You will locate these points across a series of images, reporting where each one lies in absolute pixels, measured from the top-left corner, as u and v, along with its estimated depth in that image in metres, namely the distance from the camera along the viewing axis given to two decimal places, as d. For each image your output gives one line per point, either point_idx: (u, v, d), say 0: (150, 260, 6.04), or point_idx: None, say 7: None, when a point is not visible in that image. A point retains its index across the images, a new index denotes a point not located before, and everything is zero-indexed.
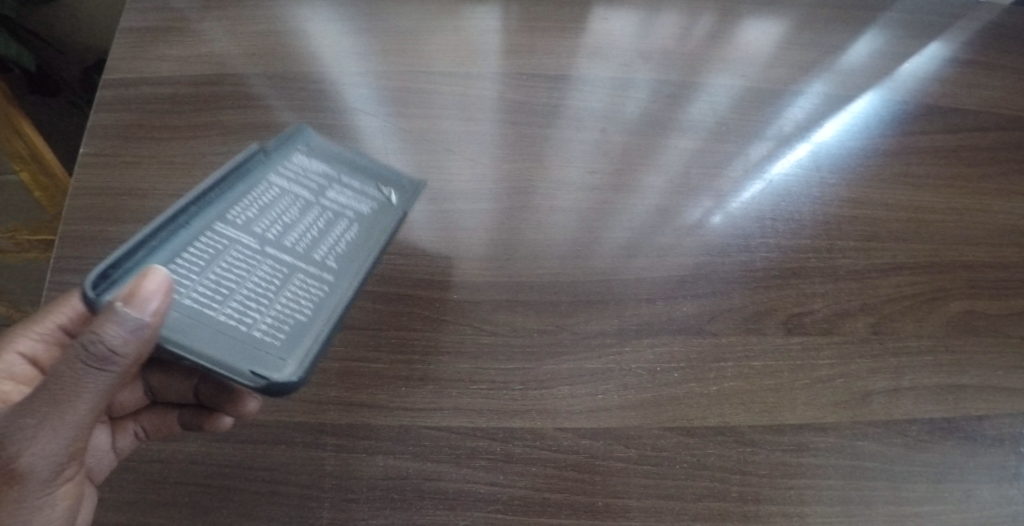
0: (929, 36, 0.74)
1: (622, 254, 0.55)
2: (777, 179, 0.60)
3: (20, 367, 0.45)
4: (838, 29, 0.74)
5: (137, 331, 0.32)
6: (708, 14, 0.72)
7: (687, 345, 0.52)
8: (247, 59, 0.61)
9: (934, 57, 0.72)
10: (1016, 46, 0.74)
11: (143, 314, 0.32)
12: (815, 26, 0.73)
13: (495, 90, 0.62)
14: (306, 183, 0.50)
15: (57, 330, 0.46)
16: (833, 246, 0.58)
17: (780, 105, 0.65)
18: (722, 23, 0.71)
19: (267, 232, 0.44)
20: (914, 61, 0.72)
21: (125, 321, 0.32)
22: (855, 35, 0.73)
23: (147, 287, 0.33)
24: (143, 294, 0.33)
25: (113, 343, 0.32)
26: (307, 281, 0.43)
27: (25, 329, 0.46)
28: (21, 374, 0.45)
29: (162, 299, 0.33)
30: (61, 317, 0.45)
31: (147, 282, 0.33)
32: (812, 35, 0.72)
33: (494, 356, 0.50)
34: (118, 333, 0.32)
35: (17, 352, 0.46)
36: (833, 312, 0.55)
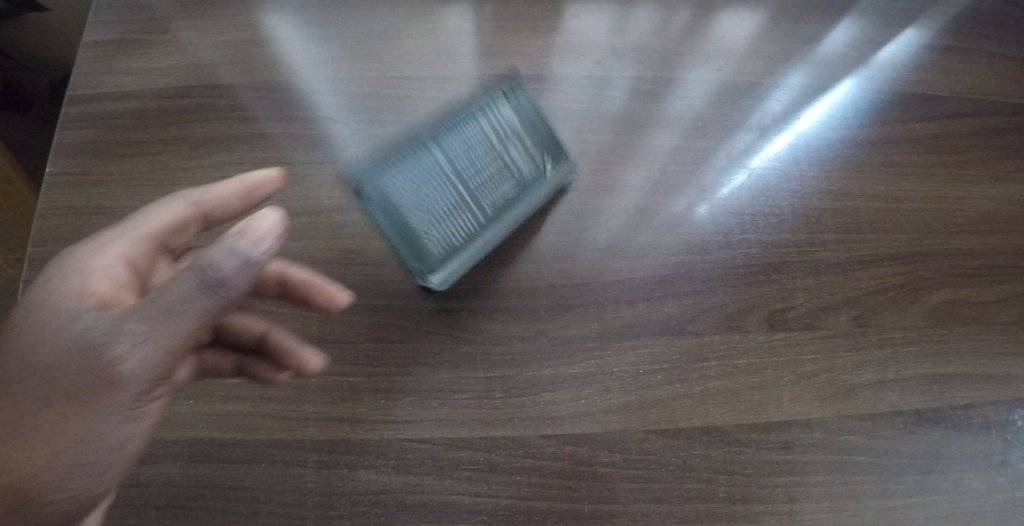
0: (919, 13, 0.72)
1: (602, 255, 0.54)
2: (757, 174, 0.59)
3: (118, 269, 0.41)
4: (825, 7, 0.71)
5: (245, 262, 0.34)
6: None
7: (670, 346, 0.51)
8: (214, 71, 0.60)
9: (919, 36, 0.70)
10: (1001, 23, 0.72)
11: (253, 247, 0.34)
12: (800, 8, 0.70)
13: (469, 92, 0.59)
14: (509, 123, 0.54)
15: (153, 237, 0.44)
16: (814, 239, 0.57)
17: (760, 98, 0.64)
18: (702, 9, 0.68)
19: (455, 162, 0.51)
20: (897, 43, 0.70)
21: (239, 249, 0.34)
22: (841, 16, 0.70)
23: (259, 226, 0.35)
24: (256, 230, 0.35)
25: (228, 267, 0.33)
26: (468, 220, 0.51)
27: (112, 234, 0.42)
28: (119, 276, 0.40)
29: (273, 242, 0.35)
30: (162, 226, 0.44)
31: (262, 224, 0.35)
32: (796, 18, 0.69)
33: (474, 365, 0.49)
34: (233, 259, 0.34)
35: (115, 256, 0.41)
36: (816, 306, 0.55)
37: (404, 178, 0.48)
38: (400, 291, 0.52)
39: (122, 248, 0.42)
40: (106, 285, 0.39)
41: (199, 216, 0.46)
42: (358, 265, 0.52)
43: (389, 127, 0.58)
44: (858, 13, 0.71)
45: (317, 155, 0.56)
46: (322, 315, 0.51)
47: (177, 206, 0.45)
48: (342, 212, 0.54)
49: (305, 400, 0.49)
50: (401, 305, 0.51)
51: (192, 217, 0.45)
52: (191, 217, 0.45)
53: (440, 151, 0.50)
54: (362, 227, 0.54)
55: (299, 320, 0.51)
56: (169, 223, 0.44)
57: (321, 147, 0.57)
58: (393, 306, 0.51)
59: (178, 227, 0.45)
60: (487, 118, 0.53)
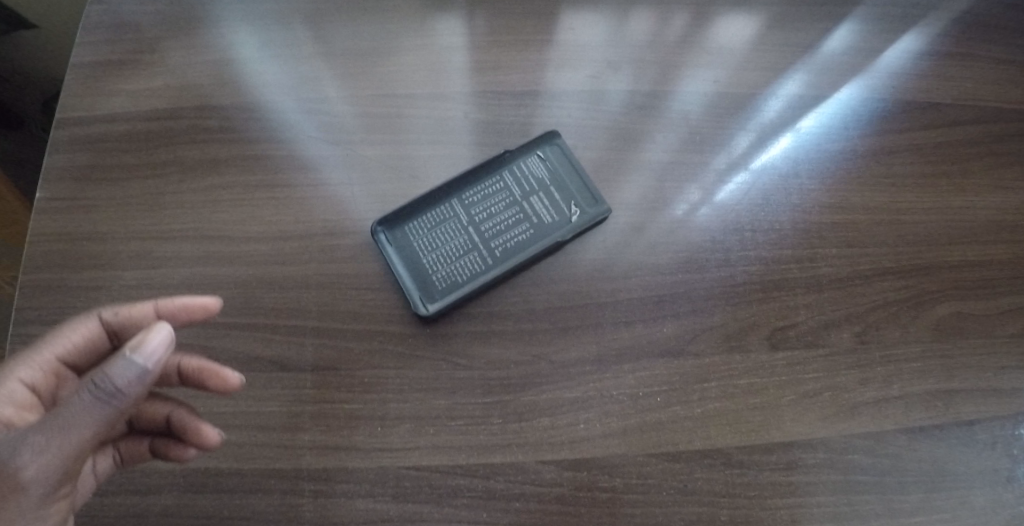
0: (924, 13, 0.69)
1: (599, 275, 0.53)
2: (757, 188, 0.58)
3: (21, 394, 0.44)
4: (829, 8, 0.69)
5: (140, 373, 0.35)
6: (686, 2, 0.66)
7: (670, 367, 0.51)
8: (202, 91, 0.59)
9: (925, 38, 0.68)
10: (1011, 19, 0.70)
11: (146, 357, 0.35)
12: (803, 9, 0.68)
13: (462, 110, 0.59)
14: (536, 174, 0.55)
15: (58, 357, 0.46)
16: (815, 255, 0.56)
17: (759, 109, 0.62)
18: (701, 14, 0.66)
19: (476, 211, 0.54)
20: (902, 45, 0.68)
21: (132, 362, 0.34)
22: (845, 17, 0.68)
23: (152, 336, 0.35)
24: (150, 341, 0.35)
25: (121, 381, 0.34)
26: (478, 259, 0.51)
27: (23, 357, 0.45)
28: (23, 399, 0.44)
29: (165, 348, 0.35)
30: (65, 344, 0.46)
31: (154, 333, 0.35)
32: (799, 21, 0.67)
33: (471, 390, 0.49)
34: (125, 372, 0.34)
35: (21, 381, 0.44)
36: (817, 323, 0.54)
37: (421, 224, 0.53)
38: (395, 316, 0.51)
39: (36, 370, 0.45)
40: (7, 409, 0.42)
41: (110, 335, 0.47)
42: (352, 289, 0.51)
43: (382, 147, 0.57)
44: (862, 15, 0.68)
45: (309, 178, 0.56)
46: (316, 342, 0.50)
47: (85, 326, 0.46)
48: (336, 234, 0.53)
49: (301, 428, 0.48)
50: (396, 330, 0.50)
51: (100, 337, 0.46)
52: (101, 336, 0.46)
53: (461, 200, 0.54)
54: (356, 250, 0.53)
55: (293, 346, 0.50)
56: (75, 344, 0.46)
57: (312, 170, 0.56)
58: (388, 331, 0.50)
59: (88, 348, 0.46)
60: (513, 170, 0.55)
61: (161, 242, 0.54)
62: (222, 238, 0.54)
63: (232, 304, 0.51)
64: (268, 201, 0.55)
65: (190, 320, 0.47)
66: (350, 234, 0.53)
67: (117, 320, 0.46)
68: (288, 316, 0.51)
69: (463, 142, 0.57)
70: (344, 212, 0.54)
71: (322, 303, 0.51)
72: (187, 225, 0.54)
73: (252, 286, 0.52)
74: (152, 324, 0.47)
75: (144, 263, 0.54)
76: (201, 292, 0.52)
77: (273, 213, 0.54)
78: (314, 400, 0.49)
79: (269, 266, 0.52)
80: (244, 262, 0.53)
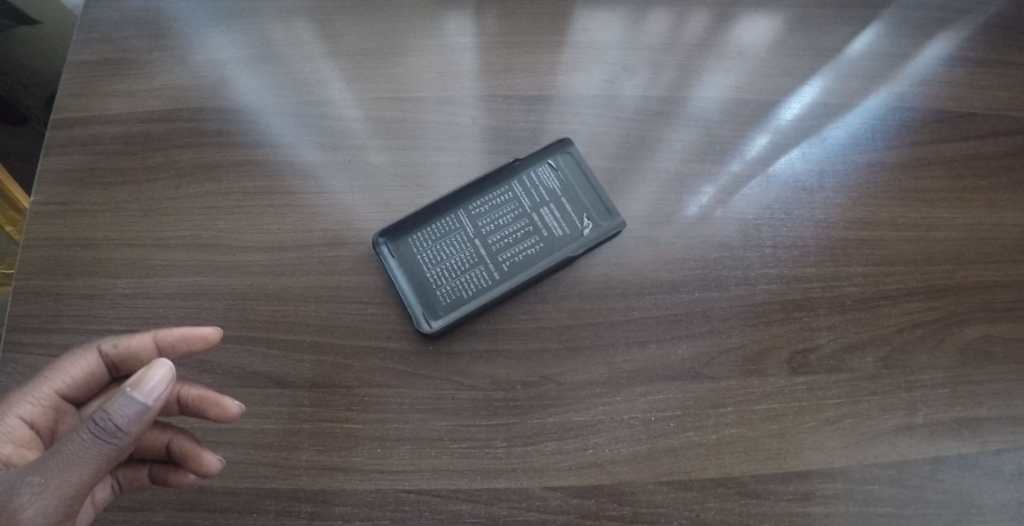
0: (958, 16, 0.66)
1: (611, 293, 0.50)
2: (779, 201, 0.55)
3: (20, 430, 0.42)
4: (856, 11, 0.65)
5: (139, 412, 0.34)
6: (707, 3, 0.63)
7: (684, 391, 0.48)
8: (201, 92, 0.57)
9: (958, 43, 0.65)
10: None
11: (145, 395, 0.34)
12: (830, 12, 0.65)
13: (470, 116, 0.56)
14: (547, 185, 0.53)
15: (56, 391, 0.44)
16: (838, 274, 0.54)
17: (782, 117, 0.59)
18: (722, 16, 0.63)
19: (483, 222, 0.51)
20: (935, 51, 0.64)
21: (131, 400, 0.34)
22: (874, 20, 0.65)
23: (152, 374, 0.34)
24: (150, 379, 0.34)
25: (119, 419, 0.33)
26: (485, 274, 0.49)
27: (20, 393, 0.43)
28: (22, 437, 0.42)
29: (166, 387, 0.34)
30: (62, 379, 0.44)
31: (154, 371, 0.34)
32: (826, 25, 0.64)
33: (475, 412, 0.47)
34: (123, 411, 0.33)
35: (19, 417, 0.42)
36: (840, 346, 0.51)
37: (425, 235, 0.51)
38: (397, 331, 0.49)
39: (35, 405, 0.43)
40: (7, 447, 0.41)
41: (110, 367, 0.46)
42: (353, 303, 0.49)
43: (386, 154, 0.55)
44: (893, 18, 0.65)
45: (310, 184, 0.54)
46: (315, 357, 0.48)
47: (85, 358, 0.45)
48: (337, 244, 0.51)
49: (298, 447, 0.46)
50: (398, 346, 0.48)
51: (100, 369, 0.46)
52: (101, 368, 0.46)
53: (468, 211, 0.52)
54: (358, 261, 0.51)
55: (291, 361, 0.48)
56: (75, 378, 0.45)
57: (314, 176, 0.54)
58: (390, 348, 0.48)
59: (87, 381, 0.45)
60: (523, 180, 0.53)
61: (155, 249, 0.52)
62: (218, 246, 0.52)
63: (229, 316, 0.49)
64: (267, 209, 0.53)
65: (189, 351, 0.46)
66: (352, 245, 0.51)
67: (117, 353, 0.45)
68: (286, 329, 0.49)
69: (471, 149, 0.55)
70: (346, 221, 0.52)
71: (321, 317, 0.49)
72: (183, 232, 0.52)
73: (250, 297, 0.50)
74: (150, 355, 0.45)
75: (138, 270, 0.52)
76: (196, 303, 0.50)
77: (273, 221, 0.52)
78: (311, 419, 0.47)
79: (267, 277, 0.50)
80: (242, 272, 0.51)
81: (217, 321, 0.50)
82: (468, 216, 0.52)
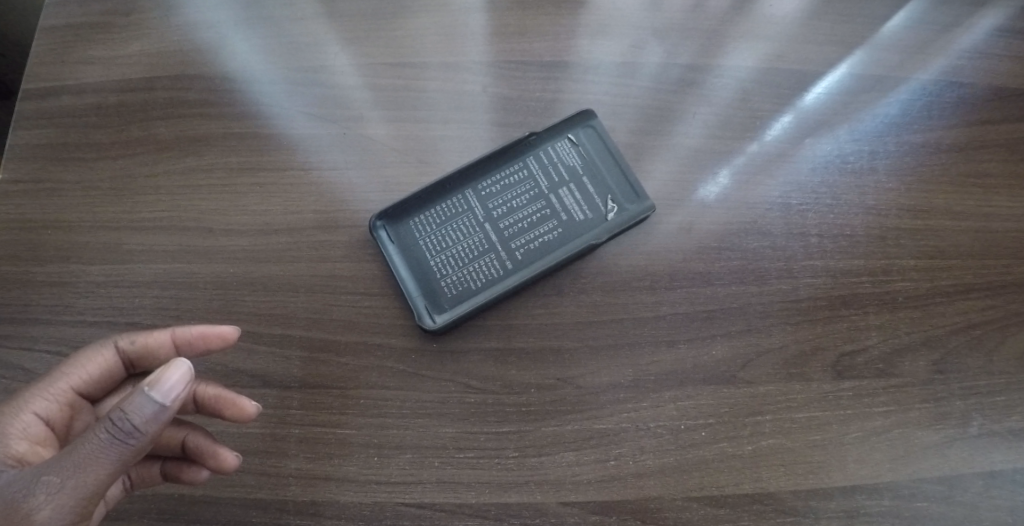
0: None
1: (636, 285, 0.45)
2: (826, 184, 0.49)
3: (35, 427, 0.38)
4: None
5: (156, 413, 0.31)
6: None
7: (718, 397, 0.43)
8: (183, 58, 0.51)
9: None
10: None
11: (162, 395, 0.31)
12: None
13: (480, 84, 0.51)
14: (566, 162, 0.47)
15: (72, 387, 0.41)
16: (890, 267, 0.48)
17: (828, 88, 0.53)
18: None
19: (494, 204, 0.46)
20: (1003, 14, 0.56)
21: (148, 400, 0.31)
22: None
23: (170, 373, 0.31)
24: (168, 378, 0.31)
25: (136, 419, 0.31)
26: (495, 263, 0.44)
27: (33, 389, 0.39)
28: (37, 433, 0.38)
29: (184, 387, 0.32)
30: (78, 375, 0.41)
31: (170, 372, 0.31)
32: None
33: (483, 417, 0.42)
34: (141, 411, 0.31)
35: (35, 413, 0.38)
36: (892, 348, 0.46)
37: (428, 218, 0.46)
38: (397, 326, 0.43)
39: (50, 401, 0.39)
40: (22, 443, 0.37)
41: (127, 364, 0.42)
42: (347, 295, 0.44)
43: (386, 126, 0.49)
44: None
45: (300, 161, 0.48)
46: (306, 355, 0.43)
47: (103, 354, 0.41)
48: (331, 229, 0.46)
49: (286, 453, 0.41)
50: (397, 344, 0.43)
51: (118, 366, 0.42)
52: (119, 364, 0.42)
53: (477, 191, 0.46)
54: (354, 247, 0.46)
55: (278, 359, 0.43)
56: (91, 374, 0.41)
57: (306, 151, 0.49)
58: (388, 345, 0.43)
59: (104, 378, 0.42)
60: (539, 157, 0.48)
61: (131, 232, 0.47)
62: (200, 229, 0.47)
63: (211, 307, 0.45)
64: (251, 188, 0.47)
65: (206, 349, 0.41)
66: (348, 228, 0.46)
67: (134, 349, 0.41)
68: (273, 323, 0.44)
69: (481, 122, 0.49)
70: (341, 202, 0.47)
71: (312, 310, 0.44)
72: (162, 214, 0.47)
73: (233, 286, 0.45)
74: (167, 352, 0.41)
75: (113, 256, 0.47)
76: (176, 292, 0.45)
77: (259, 202, 0.47)
78: (301, 423, 0.42)
79: (254, 264, 0.45)
80: (225, 259, 0.46)
81: (198, 312, 0.45)
82: (477, 197, 0.46)
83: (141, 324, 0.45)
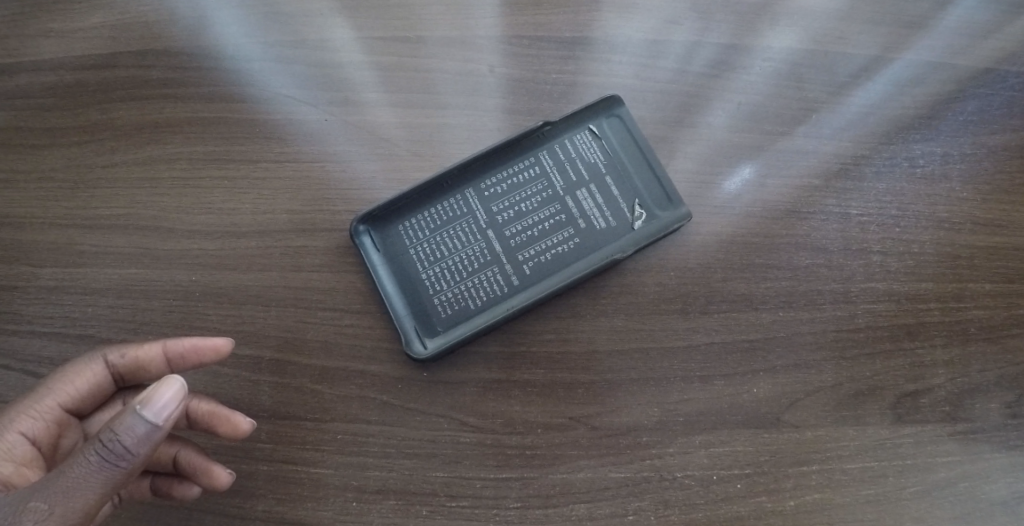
0: None
1: (662, 307, 0.38)
2: (891, 191, 0.42)
3: (22, 448, 0.33)
4: None
5: (148, 434, 0.27)
6: None
7: (756, 443, 0.36)
8: (150, 33, 0.45)
9: None
10: None
11: (154, 414, 0.26)
12: None
13: (488, 63, 0.44)
14: (586, 158, 0.41)
15: (61, 405, 0.35)
16: (963, 292, 0.40)
17: (893, 77, 0.45)
18: None
19: (499, 207, 0.39)
20: None
21: (139, 419, 0.26)
22: None
23: (163, 389, 0.27)
24: (161, 394, 0.27)
25: (127, 441, 0.26)
26: (498, 278, 0.38)
27: (19, 405, 0.34)
28: (22, 455, 0.33)
29: (177, 403, 0.27)
30: (67, 390, 0.35)
31: (159, 390, 0.27)
32: None
33: (480, 460, 0.35)
34: (132, 432, 0.26)
35: (20, 433, 0.33)
36: (964, 388, 0.38)
37: (420, 222, 0.39)
38: (382, 350, 0.37)
39: (36, 419, 0.34)
40: (7, 465, 0.31)
41: (117, 378, 0.37)
42: (326, 311, 0.38)
43: (378, 111, 0.43)
44: None
45: (274, 151, 0.42)
46: (278, 381, 0.37)
47: (91, 369, 0.36)
48: (311, 233, 0.40)
49: (251, 493, 0.36)
50: (383, 371, 0.37)
51: (109, 381, 0.36)
52: (109, 378, 0.36)
53: (479, 191, 0.40)
54: (336, 255, 0.39)
55: (245, 384, 0.37)
56: (80, 390, 0.35)
57: (283, 139, 0.42)
58: (373, 372, 0.37)
59: (93, 394, 0.36)
60: (555, 151, 0.41)
61: (85, 231, 0.41)
62: (163, 229, 0.41)
63: (171, 321, 0.39)
64: (219, 183, 0.41)
65: (199, 363, 0.36)
66: (330, 233, 0.40)
67: (125, 364, 0.36)
68: (240, 342, 0.38)
69: (487, 108, 0.43)
70: (324, 201, 0.41)
71: (285, 329, 0.38)
72: (121, 210, 0.41)
73: (198, 297, 0.39)
74: (161, 367, 0.36)
75: (64, 257, 0.41)
76: (132, 302, 0.39)
77: (229, 199, 0.41)
78: (269, 459, 0.36)
79: (223, 271, 0.39)
80: (190, 265, 0.40)
81: (158, 326, 0.39)
82: (477, 198, 0.40)
83: (91, 337, 0.39)
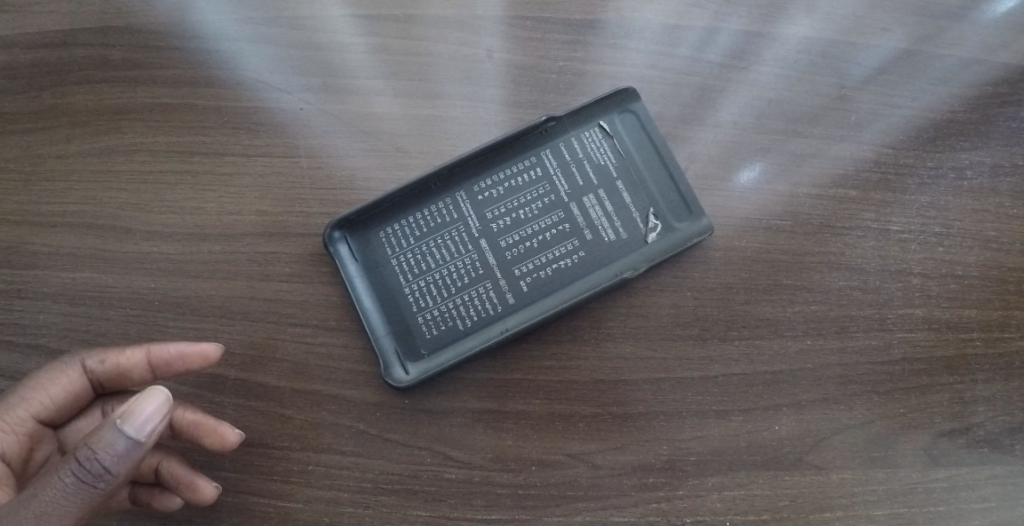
0: None
1: (674, 331, 0.34)
2: (934, 206, 0.37)
3: None
4: None
5: (130, 450, 0.23)
6: None
7: (774, 486, 0.32)
8: (113, 7, 0.41)
9: None
10: None
11: (136, 429, 0.23)
12: None
13: (487, 48, 0.39)
14: (594, 159, 0.36)
15: (32, 417, 0.31)
16: (1010, 321, 0.35)
17: (943, 75, 0.40)
18: None
19: (493, 214, 0.35)
20: None
21: (119, 435, 0.23)
22: None
23: (146, 401, 0.23)
24: (143, 407, 0.23)
25: (105, 460, 0.23)
26: (491, 295, 0.34)
27: None
28: None
29: (162, 416, 0.24)
30: (40, 400, 0.31)
31: (143, 403, 0.23)
32: None
33: (468, 500, 0.32)
34: (110, 449, 0.23)
35: None
36: (1009, 428, 0.34)
37: (403, 229, 0.35)
38: (361, 374, 0.33)
39: (6, 433, 0.30)
40: None
41: (97, 386, 0.33)
42: (298, 327, 0.34)
43: (363, 99, 0.38)
44: None
45: (243, 143, 0.38)
46: (244, 404, 0.33)
47: (67, 377, 0.31)
48: (283, 238, 0.36)
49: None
50: (362, 396, 0.33)
51: (88, 390, 0.32)
52: (88, 387, 0.32)
53: (472, 194, 0.36)
54: (312, 263, 0.35)
55: (206, 406, 0.33)
56: (56, 399, 0.31)
57: (254, 129, 0.38)
58: (351, 398, 0.33)
59: (71, 404, 0.32)
60: (559, 150, 0.37)
61: (34, 228, 0.37)
62: (123, 228, 0.37)
63: (128, 333, 0.35)
64: (183, 178, 0.37)
65: (186, 371, 0.32)
66: (304, 239, 0.36)
67: (106, 372, 0.32)
68: None
69: (484, 100, 0.38)
70: (300, 201, 0.37)
71: (254, 345, 0.34)
72: (77, 206, 0.37)
73: (160, 308, 0.35)
74: (145, 375, 0.32)
75: (11, 257, 0.37)
76: (82, 309, 0.35)
77: (195, 197, 0.37)
78: (231, 490, 0.32)
79: (187, 279, 0.35)
80: (151, 270, 0.36)
81: (113, 338, 0.35)
82: (468, 203, 0.36)
83: (34, 349, 0.35)
